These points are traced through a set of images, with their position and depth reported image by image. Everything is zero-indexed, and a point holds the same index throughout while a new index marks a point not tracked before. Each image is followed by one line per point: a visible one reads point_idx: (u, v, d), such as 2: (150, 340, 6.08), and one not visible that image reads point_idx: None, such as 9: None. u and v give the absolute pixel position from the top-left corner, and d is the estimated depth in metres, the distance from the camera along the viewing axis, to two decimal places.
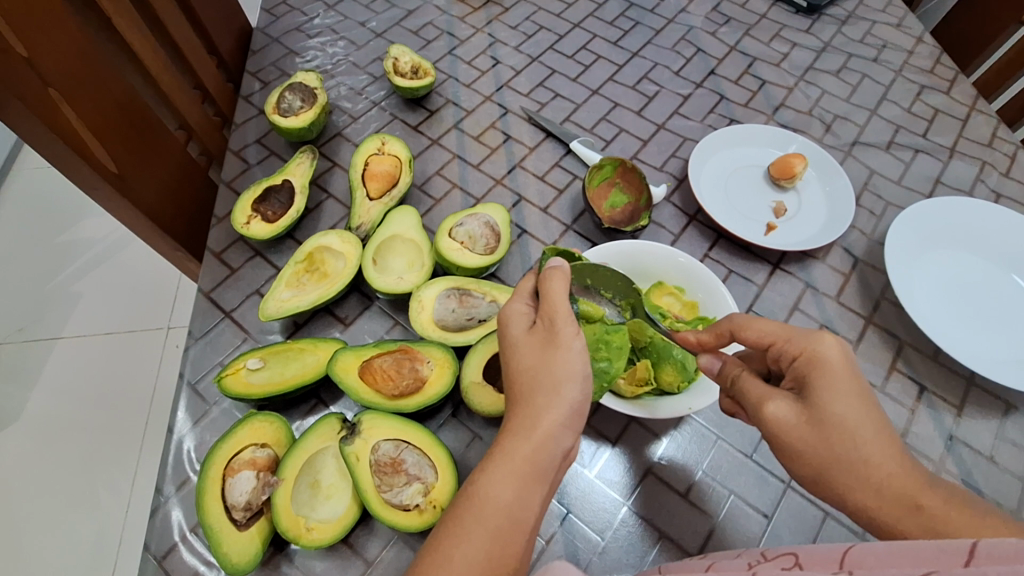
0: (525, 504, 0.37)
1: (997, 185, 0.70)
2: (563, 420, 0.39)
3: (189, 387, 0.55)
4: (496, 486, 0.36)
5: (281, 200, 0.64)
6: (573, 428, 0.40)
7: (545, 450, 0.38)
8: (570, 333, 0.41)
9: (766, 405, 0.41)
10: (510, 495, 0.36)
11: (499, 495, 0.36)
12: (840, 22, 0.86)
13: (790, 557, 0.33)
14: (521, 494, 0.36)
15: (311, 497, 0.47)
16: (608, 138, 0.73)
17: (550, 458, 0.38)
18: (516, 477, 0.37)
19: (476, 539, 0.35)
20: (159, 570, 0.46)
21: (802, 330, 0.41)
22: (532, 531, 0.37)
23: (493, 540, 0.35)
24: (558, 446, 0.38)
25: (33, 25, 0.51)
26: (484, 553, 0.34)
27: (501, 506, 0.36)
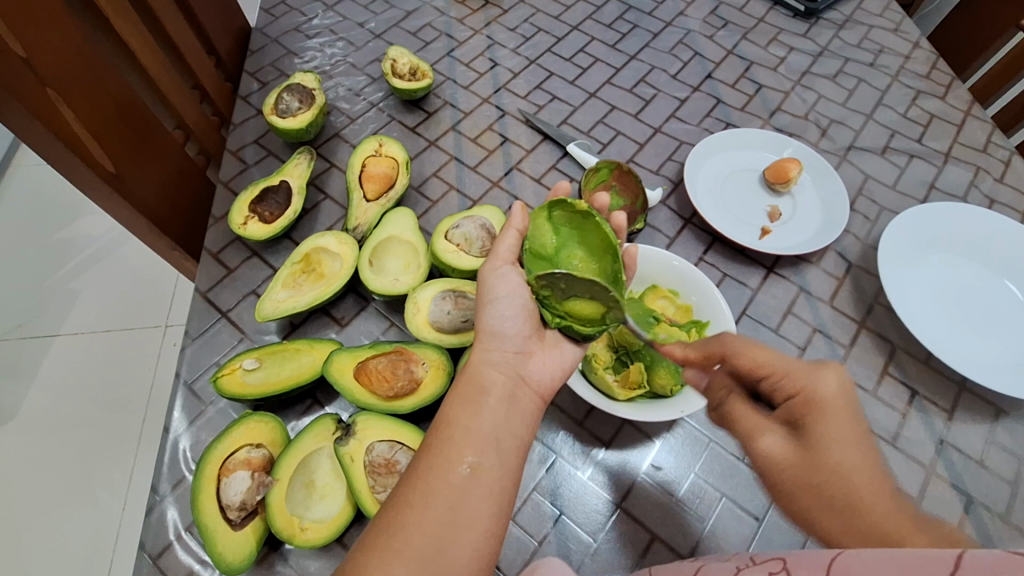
0: (477, 416, 0.39)
1: (991, 191, 0.71)
2: (489, 345, 0.44)
3: (185, 388, 0.55)
4: (447, 405, 0.40)
5: (278, 201, 0.63)
6: (498, 348, 0.44)
7: (479, 371, 0.42)
8: (490, 267, 0.47)
9: (759, 440, 0.39)
10: (463, 408, 0.39)
11: (451, 412, 0.39)
12: (838, 26, 0.87)
13: (778, 561, 0.34)
14: (471, 408, 0.39)
15: (306, 497, 0.48)
16: (605, 141, 0.74)
17: (488, 378, 0.42)
18: (462, 395, 0.40)
19: (434, 447, 0.37)
20: (153, 569, 0.46)
21: (802, 365, 0.39)
22: (500, 441, 0.38)
23: (448, 447, 0.37)
24: (495, 366, 0.43)
25: (30, 25, 0.51)
26: (438, 455, 0.37)
27: (453, 419, 0.39)
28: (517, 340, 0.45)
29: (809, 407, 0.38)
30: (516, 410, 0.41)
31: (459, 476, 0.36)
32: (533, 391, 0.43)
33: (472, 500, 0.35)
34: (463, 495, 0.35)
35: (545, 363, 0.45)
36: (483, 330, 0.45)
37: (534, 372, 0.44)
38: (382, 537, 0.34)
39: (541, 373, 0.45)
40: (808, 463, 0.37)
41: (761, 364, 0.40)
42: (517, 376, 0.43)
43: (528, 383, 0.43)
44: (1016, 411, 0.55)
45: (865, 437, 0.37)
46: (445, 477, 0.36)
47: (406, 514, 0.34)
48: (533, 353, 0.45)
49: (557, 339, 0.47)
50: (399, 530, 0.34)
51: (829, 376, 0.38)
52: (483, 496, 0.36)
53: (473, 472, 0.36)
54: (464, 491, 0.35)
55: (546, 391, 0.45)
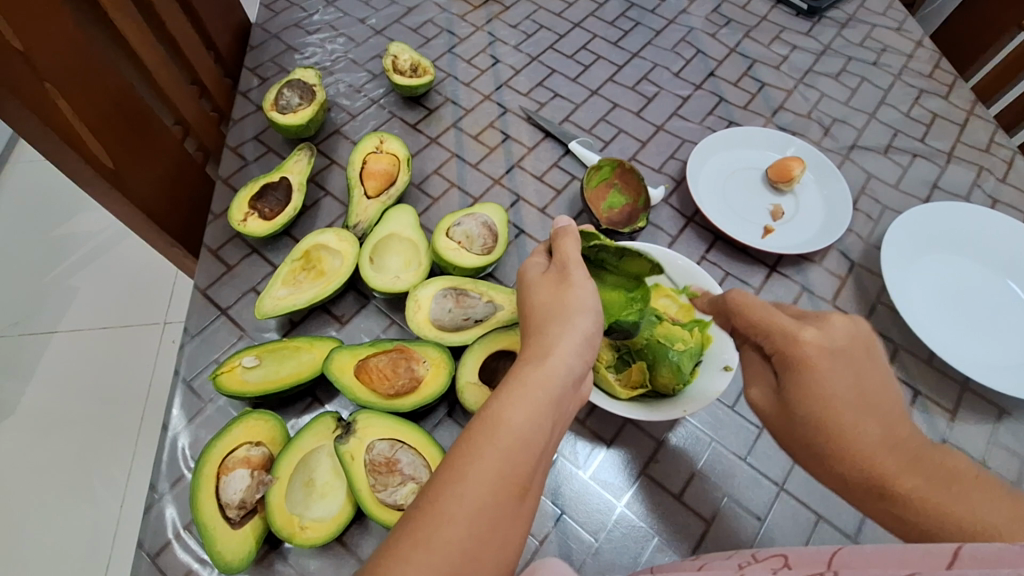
0: (539, 426, 0.35)
1: (994, 191, 0.70)
2: (569, 348, 0.40)
3: (184, 385, 0.54)
4: (510, 405, 0.36)
5: (278, 197, 0.63)
6: (576, 357, 0.40)
7: (552, 375, 0.38)
8: (583, 277, 0.45)
9: (750, 388, 0.44)
10: (529, 417, 0.35)
11: (514, 416, 0.35)
12: (840, 25, 0.86)
13: (779, 558, 0.33)
14: (534, 416, 0.35)
15: (305, 497, 0.47)
16: (607, 138, 0.73)
17: (558, 385, 0.38)
18: (529, 398, 0.36)
19: (487, 453, 0.33)
20: (152, 568, 0.46)
21: (783, 325, 0.41)
22: (542, 461, 0.36)
23: (506, 458, 0.33)
24: (566, 371, 0.39)
25: (29, 20, 0.51)
26: (495, 468, 0.33)
27: (515, 425, 0.35)
28: (583, 350, 0.41)
29: (789, 366, 0.40)
30: (558, 425, 0.38)
31: (509, 497, 0.33)
32: (577, 404, 0.41)
33: (508, 525, 0.33)
34: (506, 512, 0.33)
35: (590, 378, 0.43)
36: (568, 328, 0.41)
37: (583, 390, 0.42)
38: (417, 545, 0.30)
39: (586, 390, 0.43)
40: (796, 413, 0.40)
41: (752, 324, 0.42)
42: (575, 386, 0.40)
43: (576, 397, 0.41)
44: (1018, 412, 0.55)
45: (863, 389, 0.38)
46: (494, 488, 0.32)
47: (449, 526, 0.31)
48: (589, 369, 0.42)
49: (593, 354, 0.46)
50: (439, 541, 0.30)
51: (810, 331, 0.40)
52: (518, 520, 0.33)
53: (519, 494, 0.33)
54: (505, 507, 0.33)
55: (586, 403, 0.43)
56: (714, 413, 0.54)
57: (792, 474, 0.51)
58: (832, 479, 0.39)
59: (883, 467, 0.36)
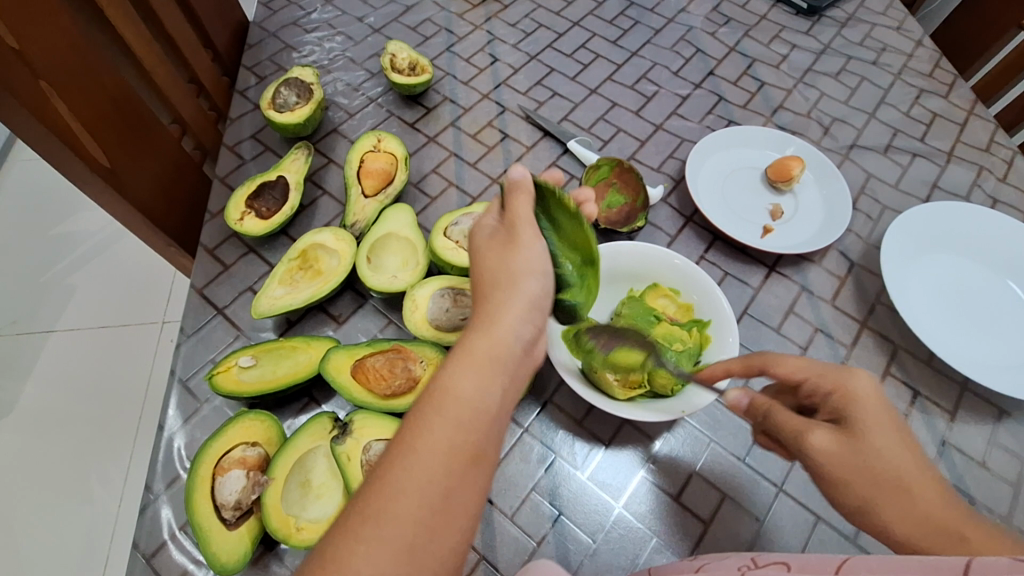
0: (489, 394, 0.34)
1: (994, 191, 0.70)
2: (519, 310, 0.38)
3: (180, 385, 0.54)
4: (459, 373, 0.34)
5: (274, 196, 0.63)
6: (527, 320, 0.38)
7: (501, 340, 0.36)
8: (529, 234, 0.41)
9: (807, 434, 0.39)
10: (478, 384, 0.34)
11: (463, 385, 0.33)
12: (840, 24, 0.86)
13: (780, 565, 0.33)
14: (484, 383, 0.34)
15: (302, 497, 0.46)
16: (606, 138, 0.73)
17: (508, 351, 0.36)
18: (477, 365, 0.34)
19: (436, 424, 0.32)
20: (147, 569, 0.46)
21: (833, 365, 0.40)
22: (500, 426, 0.34)
23: (455, 427, 0.32)
24: (517, 335, 0.37)
25: (25, 18, 0.51)
26: (444, 437, 0.31)
27: (462, 394, 0.33)
28: (535, 312, 0.39)
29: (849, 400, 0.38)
30: (516, 389, 0.37)
31: (461, 466, 0.31)
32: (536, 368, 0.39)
33: (465, 494, 0.31)
34: (460, 483, 0.31)
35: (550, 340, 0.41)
36: (519, 291, 0.39)
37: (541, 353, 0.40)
38: (365, 522, 0.29)
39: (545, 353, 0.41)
40: (857, 454, 0.36)
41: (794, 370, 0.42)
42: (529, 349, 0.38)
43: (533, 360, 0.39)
44: (1018, 413, 0.55)
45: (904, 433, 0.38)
46: (445, 459, 0.31)
47: (399, 499, 0.29)
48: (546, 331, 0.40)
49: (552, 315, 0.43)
50: (389, 517, 0.29)
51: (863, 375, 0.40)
52: (475, 491, 0.32)
53: (473, 462, 0.32)
54: (460, 477, 0.31)
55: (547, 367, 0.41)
56: (712, 413, 0.54)
57: (791, 474, 0.51)
58: (893, 524, 0.35)
59: (944, 514, 0.34)
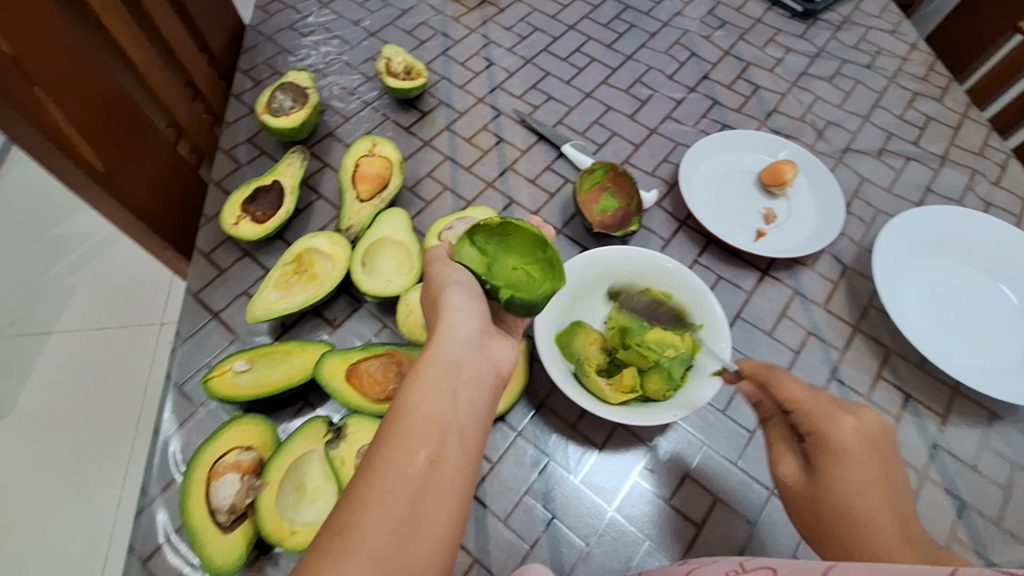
0: (440, 400, 0.36)
1: (987, 194, 0.70)
2: (455, 322, 0.40)
3: (176, 389, 0.54)
4: (406, 391, 0.36)
5: (270, 200, 0.63)
6: (465, 325, 0.40)
7: (444, 351, 0.38)
8: (442, 264, 0.46)
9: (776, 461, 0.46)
10: (427, 395, 0.36)
11: (413, 399, 0.36)
12: (835, 27, 0.86)
13: (768, 572, 0.33)
14: (432, 392, 0.36)
15: (296, 501, 0.47)
16: (601, 142, 0.73)
17: (453, 358, 0.38)
18: (420, 377, 0.37)
19: (391, 440, 0.34)
20: (142, 572, 0.46)
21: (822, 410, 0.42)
22: (460, 427, 0.36)
23: (409, 439, 0.34)
24: (460, 342, 0.39)
25: (19, 24, 0.51)
26: (398, 448, 0.33)
27: (412, 407, 0.35)
28: (471, 316, 0.41)
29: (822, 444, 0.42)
30: (477, 390, 0.38)
31: (419, 472, 0.33)
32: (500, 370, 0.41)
33: (432, 496, 0.32)
34: (424, 486, 0.32)
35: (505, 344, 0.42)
36: (446, 302, 0.42)
37: (500, 355, 0.41)
38: (335, 538, 0.30)
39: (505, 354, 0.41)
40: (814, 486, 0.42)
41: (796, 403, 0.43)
42: (480, 351, 0.40)
43: (493, 361, 0.40)
44: (1010, 416, 0.55)
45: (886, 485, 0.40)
46: (405, 468, 0.33)
47: (366, 512, 0.31)
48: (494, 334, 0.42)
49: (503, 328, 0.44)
50: (358, 530, 0.30)
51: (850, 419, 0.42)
52: (443, 488, 0.33)
53: (434, 466, 0.33)
54: (423, 480, 0.33)
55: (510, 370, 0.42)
56: (705, 417, 0.54)
57: None
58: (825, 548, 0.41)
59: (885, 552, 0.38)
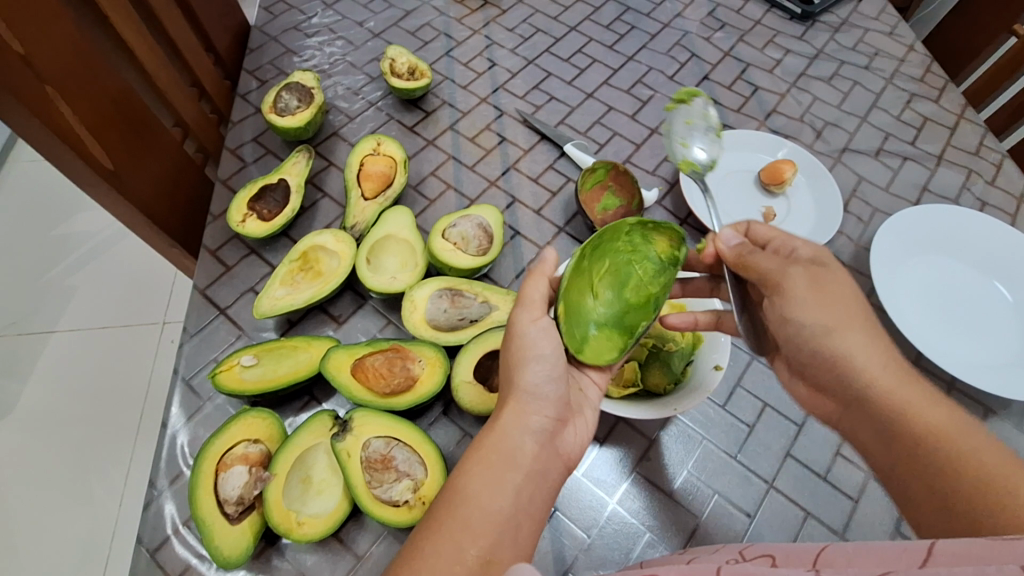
0: (501, 495, 0.37)
1: (983, 194, 0.71)
2: (524, 406, 0.42)
3: (183, 383, 0.55)
4: (472, 479, 0.38)
5: (276, 198, 0.64)
6: (537, 411, 0.42)
7: (511, 439, 0.40)
8: (528, 316, 0.45)
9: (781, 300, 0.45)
10: (488, 489, 0.38)
11: (474, 488, 0.38)
12: (833, 29, 0.87)
13: (766, 556, 0.34)
14: (495, 486, 0.38)
15: (302, 492, 0.48)
16: (602, 141, 0.74)
17: (519, 447, 0.40)
18: (485, 466, 0.39)
19: (449, 529, 0.36)
20: (151, 563, 0.47)
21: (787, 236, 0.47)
22: (517, 527, 0.37)
23: (468, 533, 0.35)
24: (529, 435, 0.41)
25: (30, 23, 0.51)
26: (453, 540, 0.35)
27: (476, 498, 0.37)
28: (551, 405, 0.42)
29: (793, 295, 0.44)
30: (537, 487, 0.40)
31: (471, 568, 0.34)
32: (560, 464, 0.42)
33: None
34: None
35: (575, 433, 0.44)
36: (523, 380, 0.43)
37: (566, 445, 0.43)
38: None
39: (571, 445, 0.43)
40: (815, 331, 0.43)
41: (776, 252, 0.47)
42: (549, 448, 0.41)
43: (557, 456, 0.42)
44: (1004, 411, 0.56)
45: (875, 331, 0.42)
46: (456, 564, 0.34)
47: None
48: (566, 422, 0.43)
49: (580, 406, 0.45)
50: None
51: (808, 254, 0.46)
52: None
53: (485, 566, 0.35)
54: None
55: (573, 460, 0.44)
56: (705, 411, 0.55)
57: (782, 471, 0.52)
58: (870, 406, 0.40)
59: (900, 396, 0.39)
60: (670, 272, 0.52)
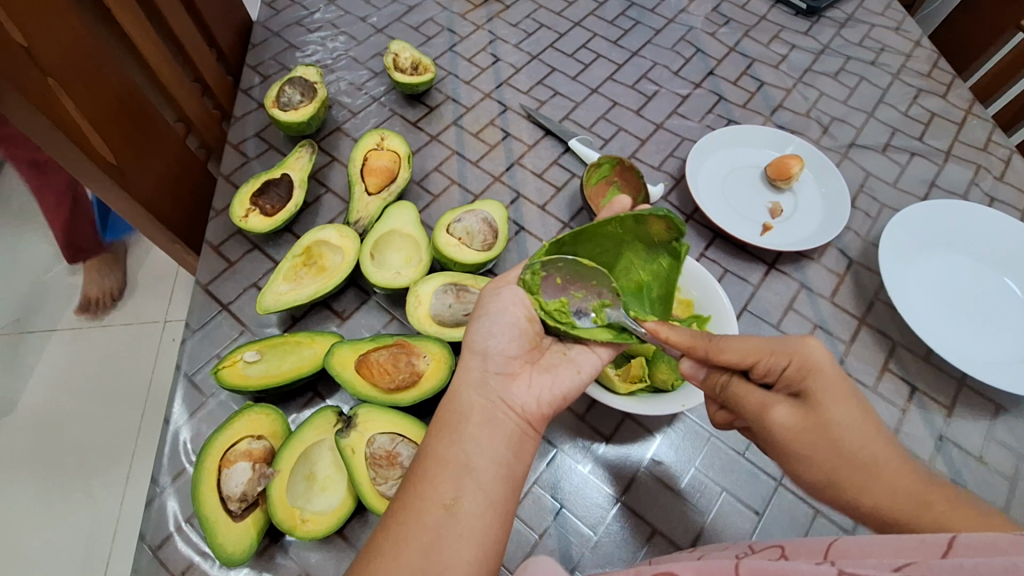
0: (457, 447, 0.38)
1: (991, 189, 0.71)
2: (468, 366, 0.43)
3: (186, 379, 0.55)
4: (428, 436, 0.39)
5: (279, 193, 0.63)
6: (480, 368, 0.42)
7: (458, 396, 0.41)
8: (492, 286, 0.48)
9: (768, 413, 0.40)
10: (444, 441, 0.38)
11: (432, 444, 0.38)
12: (839, 24, 0.87)
13: (776, 549, 0.34)
14: (449, 437, 0.38)
15: (306, 489, 0.48)
16: (607, 137, 0.74)
17: (468, 403, 0.40)
18: (440, 423, 0.39)
19: (414, 484, 0.36)
20: (154, 560, 0.46)
21: (782, 340, 0.40)
22: (479, 472, 0.37)
23: (428, 482, 0.36)
24: (473, 395, 0.41)
25: (33, 16, 0.51)
26: (416, 493, 0.35)
27: (436, 453, 0.37)
28: (499, 360, 0.43)
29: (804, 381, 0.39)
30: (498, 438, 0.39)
31: (435, 514, 0.34)
32: (514, 414, 0.41)
33: (448, 541, 0.33)
34: (439, 533, 0.34)
35: (528, 386, 0.43)
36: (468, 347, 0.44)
37: (517, 397, 0.42)
38: None
39: (523, 397, 0.42)
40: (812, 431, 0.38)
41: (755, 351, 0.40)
42: (494, 399, 0.41)
43: (507, 406, 0.41)
44: (1015, 407, 0.56)
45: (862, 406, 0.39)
46: (427, 522, 0.34)
47: (388, 560, 0.33)
48: (517, 375, 0.43)
49: (551, 364, 0.45)
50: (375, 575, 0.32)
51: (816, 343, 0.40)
52: (461, 536, 0.34)
53: (448, 509, 0.35)
54: (439, 528, 0.34)
55: (532, 416, 0.42)
56: None
57: None
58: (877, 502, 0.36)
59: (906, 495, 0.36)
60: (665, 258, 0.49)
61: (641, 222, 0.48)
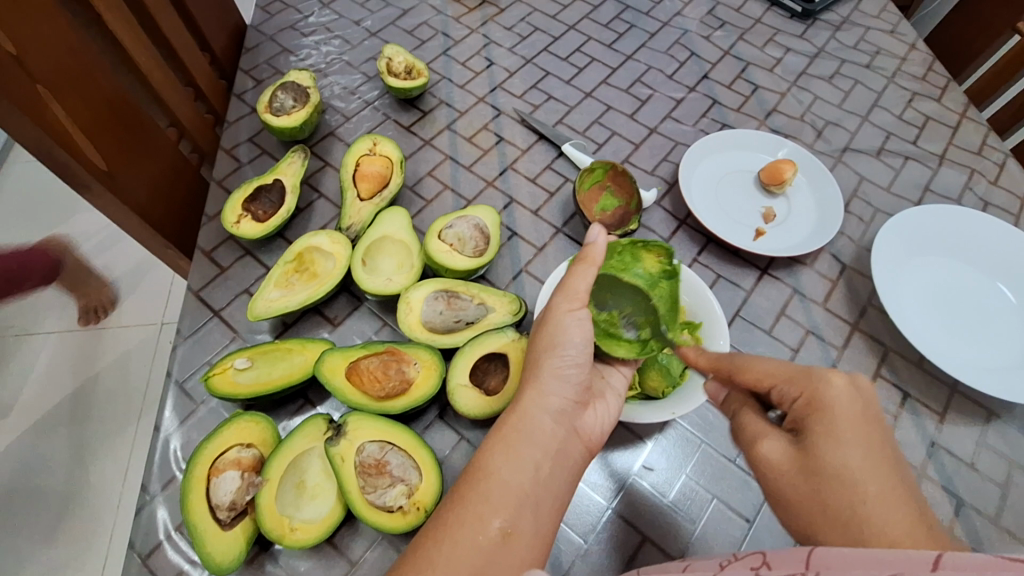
0: (521, 471, 0.40)
1: (985, 193, 0.71)
2: (544, 387, 0.44)
3: (177, 386, 0.55)
4: (490, 454, 0.41)
5: (271, 199, 0.64)
6: (556, 394, 0.44)
7: (530, 419, 0.43)
8: (568, 308, 0.46)
9: (759, 444, 0.42)
10: (509, 464, 0.40)
11: (495, 464, 0.41)
12: (834, 27, 0.87)
13: (757, 556, 0.33)
14: (513, 461, 0.41)
15: (296, 498, 0.47)
16: (600, 141, 0.73)
17: (536, 427, 0.42)
18: (506, 445, 0.41)
19: (471, 502, 0.39)
20: (142, 569, 0.46)
21: (802, 370, 0.41)
22: (535, 502, 0.40)
23: (485, 503, 0.39)
24: (545, 416, 0.43)
25: (22, 23, 0.51)
26: (472, 513, 0.38)
27: (498, 475, 0.40)
28: (574, 386, 0.44)
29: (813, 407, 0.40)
30: (558, 465, 0.42)
31: (493, 538, 0.37)
32: (580, 444, 0.44)
33: (502, 565, 0.36)
34: (493, 557, 0.37)
35: (597, 414, 0.46)
36: (544, 368, 0.45)
37: (586, 425, 0.45)
38: None
39: (592, 425, 0.45)
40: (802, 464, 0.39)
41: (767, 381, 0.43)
42: (566, 427, 0.43)
43: (576, 434, 0.44)
44: (1007, 414, 0.55)
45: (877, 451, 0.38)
46: (484, 545, 0.37)
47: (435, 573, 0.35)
48: (586, 404, 0.45)
49: (600, 391, 0.47)
50: None
51: (839, 379, 0.40)
52: (510, 562, 0.37)
53: (506, 536, 0.38)
54: (495, 552, 0.37)
55: (594, 443, 0.45)
56: (704, 415, 0.54)
57: None
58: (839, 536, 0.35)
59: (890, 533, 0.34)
60: (664, 286, 0.50)
61: (638, 254, 0.52)
